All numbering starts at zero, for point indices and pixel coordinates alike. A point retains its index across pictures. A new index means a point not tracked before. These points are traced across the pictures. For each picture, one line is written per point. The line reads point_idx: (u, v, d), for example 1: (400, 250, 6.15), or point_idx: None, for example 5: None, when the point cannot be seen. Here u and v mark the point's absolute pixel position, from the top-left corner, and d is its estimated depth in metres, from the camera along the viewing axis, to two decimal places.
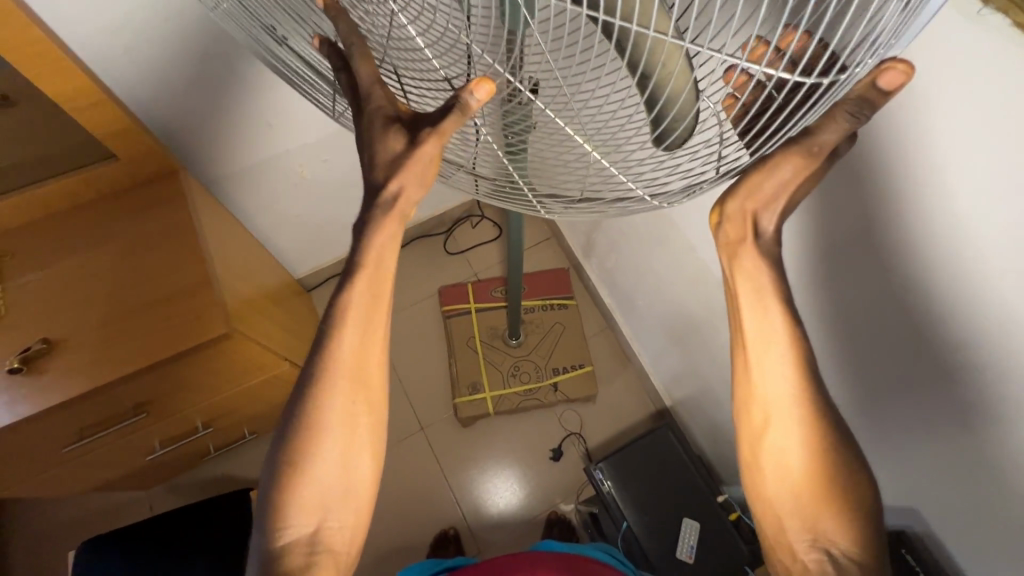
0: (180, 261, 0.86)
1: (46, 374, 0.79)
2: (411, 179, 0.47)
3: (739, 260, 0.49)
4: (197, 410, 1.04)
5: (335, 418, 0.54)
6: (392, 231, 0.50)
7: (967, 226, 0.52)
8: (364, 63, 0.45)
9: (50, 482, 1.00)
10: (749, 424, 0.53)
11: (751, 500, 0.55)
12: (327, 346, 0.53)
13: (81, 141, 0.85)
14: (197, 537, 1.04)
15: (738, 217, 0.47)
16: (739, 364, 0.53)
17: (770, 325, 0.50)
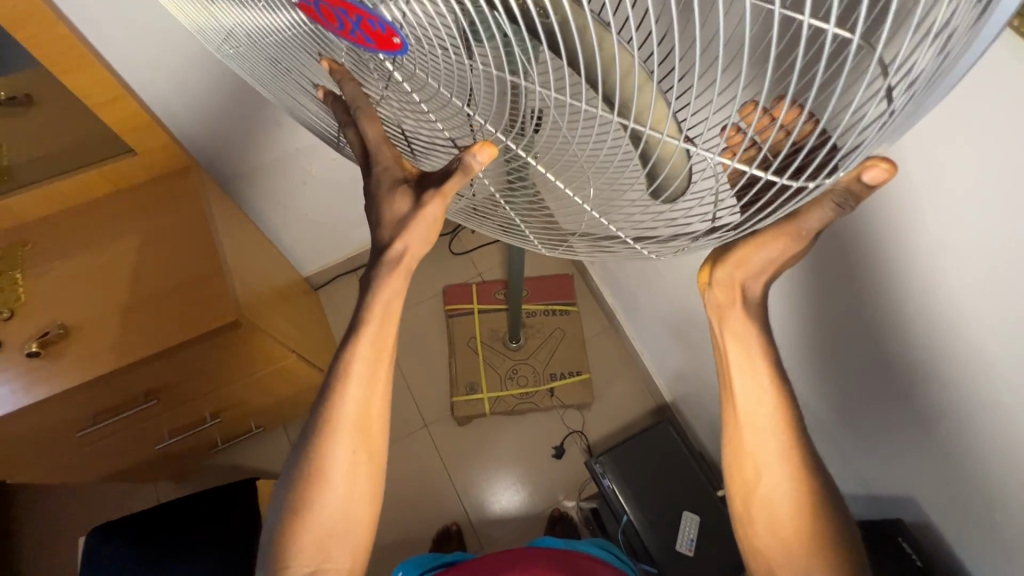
0: (192, 249, 0.90)
1: (62, 359, 0.82)
2: (413, 238, 0.51)
3: (729, 321, 0.55)
4: (206, 399, 1.06)
5: (337, 467, 0.58)
6: (399, 286, 0.55)
7: (941, 234, 0.55)
8: (369, 123, 0.49)
9: (63, 468, 1.03)
10: (742, 477, 0.58)
11: (730, 484, 0.58)
12: (327, 405, 0.57)
13: (100, 136, 0.89)
14: (202, 529, 1.05)
15: (726, 284, 0.53)
16: (728, 416, 0.59)
17: (760, 386, 0.56)
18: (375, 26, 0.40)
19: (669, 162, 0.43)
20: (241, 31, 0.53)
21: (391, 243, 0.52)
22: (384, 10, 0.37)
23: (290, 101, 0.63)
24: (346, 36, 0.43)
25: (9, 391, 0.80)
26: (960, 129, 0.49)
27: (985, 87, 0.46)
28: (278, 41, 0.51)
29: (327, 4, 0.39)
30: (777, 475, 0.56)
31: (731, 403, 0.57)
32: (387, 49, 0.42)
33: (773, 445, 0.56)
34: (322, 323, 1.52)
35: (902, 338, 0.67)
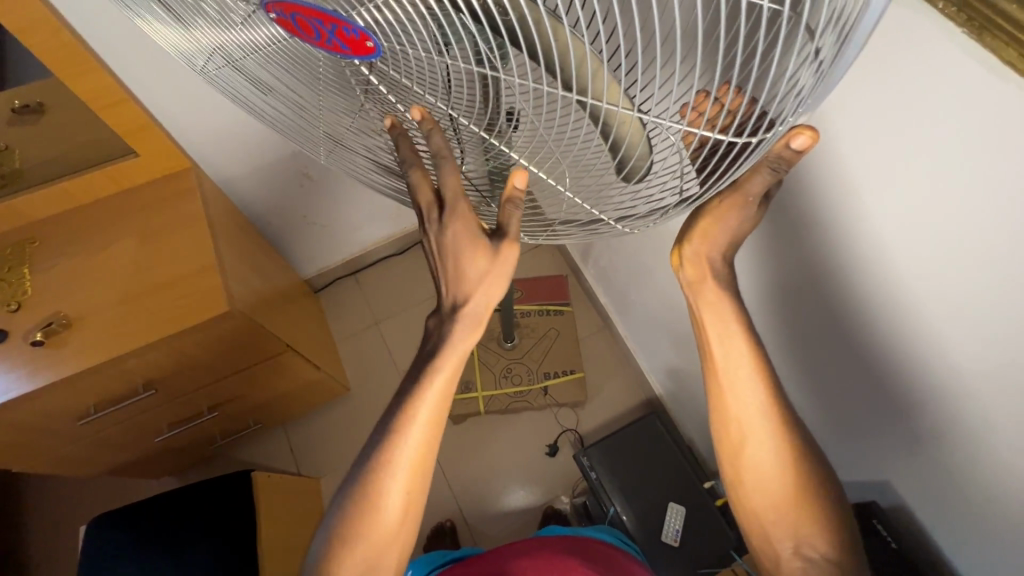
0: (191, 245, 0.94)
1: (65, 347, 0.86)
2: (489, 293, 0.54)
3: (704, 296, 0.57)
4: (203, 392, 1.10)
5: (388, 501, 0.60)
6: (475, 340, 0.58)
7: (892, 210, 0.57)
8: (451, 174, 0.50)
9: (64, 458, 1.06)
10: (727, 441, 0.59)
11: (717, 438, 0.60)
12: (386, 444, 0.59)
13: (104, 138, 0.93)
14: (201, 508, 1.07)
15: (695, 262, 0.56)
16: (713, 390, 0.59)
17: (736, 352, 0.57)
18: (349, 32, 0.39)
19: (626, 141, 0.45)
20: (233, 53, 0.52)
21: (466, 301, 0.54)
22: (356, 16, 0.37)
23: (282, 118, 0.63)
24: (322, 45, 0.42)
25: (15, 378, 0.84)
26: (903, 99, 0.51)
27: (933, 59, 0.47)
28: (282, 62, 0.51)
29: (304, 15, 0.39)
30: (758, 439, 0.58)
31: (714, 373, 0.58)
32: (364, 54, 0.42)
33: (751, 409, 0.57)
34: (320, 324, 1.56)
35: (863, 321, 0.68)
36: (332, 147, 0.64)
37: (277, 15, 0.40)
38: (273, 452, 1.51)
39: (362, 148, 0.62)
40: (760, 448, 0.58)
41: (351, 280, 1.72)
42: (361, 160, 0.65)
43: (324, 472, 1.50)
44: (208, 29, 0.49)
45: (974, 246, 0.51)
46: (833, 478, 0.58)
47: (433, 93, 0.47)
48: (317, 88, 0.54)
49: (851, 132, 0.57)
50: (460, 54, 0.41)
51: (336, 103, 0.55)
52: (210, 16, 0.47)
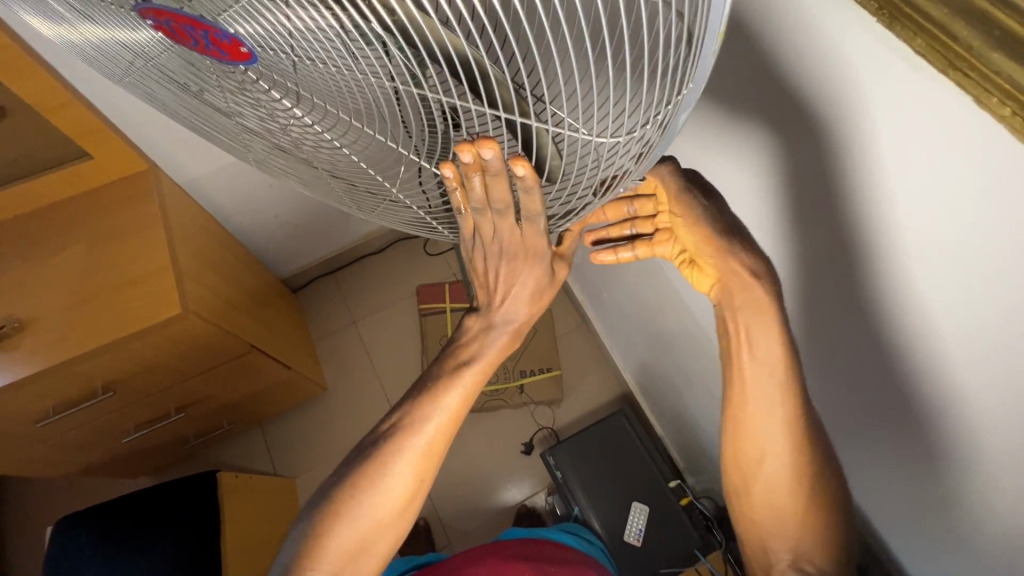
0: (145, 247, 0.93)
1: (19, 350, 0.86)
2: (532, 309, 0.57)
3: (738, 299, 0.54)
4: (168, 393, 1.10)
5: (403, 478, 0.60)
6: (512, 343, 0.60)
7: (847, 214, 0.52)
8: (533, 226, 0.47)
9: (31, 460, 1.07)
10: (745, 453, 0.57)
11: (731, 444, 0.58)
12: (411, 420, 0.60)
13: (55, 141, 0.92)
14: (163, 507, 1.08)
15: (720, 265, 0.54)
16: (732, 400, 0.56)
17: (770, 358, 0.53)
18: (220, 37, 0.38)
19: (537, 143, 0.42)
20: (131, 52, 0.49)
21: (507, 317, 0.58)
22: (223, 24, 0.36)
23: (209, 131, 0.59)
24: (206, 51, 0.42)
25: None
26: (838, 97, 0.47)
27: (856, 50, 0.44)
28: (194, 64, 0.47)
29: (177, 21, 0.38)
30: (769, 444, 0.55)
31: (736, 382, 0.55)
32: (246, 62, 0.41)
33: (766, 411, 0.54)
34: (298, 323, 1.56)
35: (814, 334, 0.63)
36: (260, 160, 0.60)
37: (154, 17, 0.39)
38: (251, 451, 1.52)
39: (288, 163, 0.58)
40: (776, 465, 0.55)
41: (329, 278, 1.73)
42: (292, 174, 0.60)
43: (300, 471, 1.51)
44: (114, 30, 0.46)
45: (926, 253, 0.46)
46: (766, 483, 0.56)
47: (313, 87, 0.43)
48: (213, 90, 0.49)
49: (796, 132, 0.53)
50: (331, 53, 0.37)
51: (252, 117, 0.50)
52: (107, 16, 0.44)
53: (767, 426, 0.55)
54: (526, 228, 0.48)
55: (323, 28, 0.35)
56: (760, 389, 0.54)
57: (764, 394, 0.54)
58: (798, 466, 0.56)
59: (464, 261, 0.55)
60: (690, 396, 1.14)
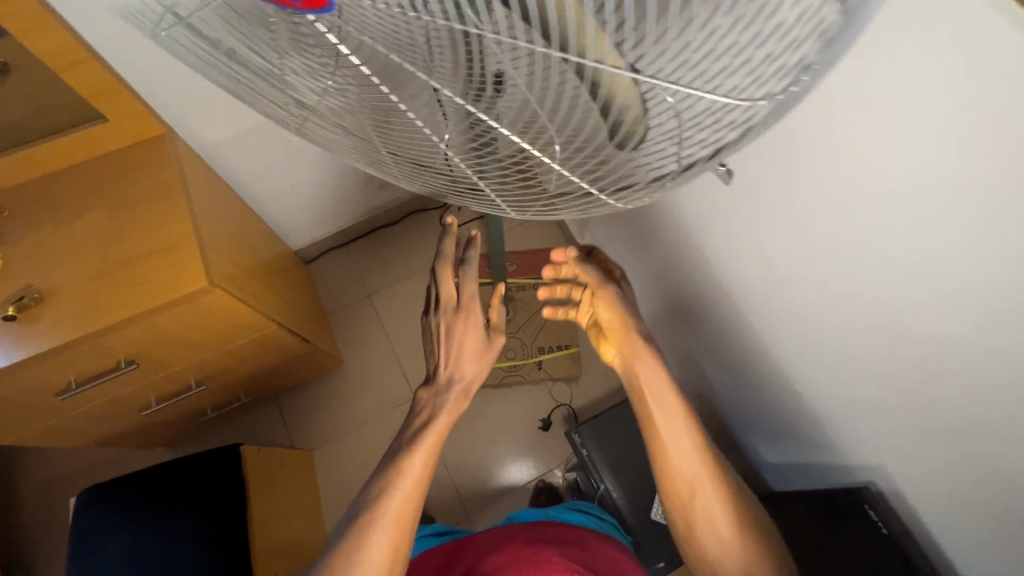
0: (166, 218, 0.89)
1: (40, 322, 0.83)
2: (478, 367, 0.78)
3: (643, 368, 0.78)
4: (191, 365, 1.08)
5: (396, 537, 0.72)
6: (460, 400, 0.79)
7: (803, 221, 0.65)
8: (471, 283, 0.73)
9: (51, 431, 1.06)
10: (680, 497, 0.76)
11: (667, 491, 0.78)
12: (386, 489, 0.74)
13: (69, 100, 0.87)
14: (185, 473, 1.07)
15: (625, 341, 0.79)
16: (661, 454, 0.77)
17: (673, 415, 0.76)
18: None
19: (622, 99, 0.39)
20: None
21: (462, 376, 0.78)
22: None
23: (249, 97, 0.55)
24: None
25: None
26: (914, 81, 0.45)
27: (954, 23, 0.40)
28: (240, 19, 0.43)
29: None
30: (696, 485, 0.75)
31: (657, 436, 0.77)
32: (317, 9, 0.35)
33: (683, 453, 0.75)
34: (311, 295, 1.54)
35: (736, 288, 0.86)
36: (303, 129, 0.56)
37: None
38: (268, 424, 1.51)
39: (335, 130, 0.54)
40: (706, 498, 0.74)
41: (342, 250, 1.70)
42: (339, 142, 0.57)
43: (318, 443, 1.51)
44: None
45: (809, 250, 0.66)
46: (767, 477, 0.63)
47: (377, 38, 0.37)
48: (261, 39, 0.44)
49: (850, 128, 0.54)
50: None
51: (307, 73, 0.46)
52: None
53: (684, 467, 0.75)
54: (468, 288, 0.74)
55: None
56: (678, 436, 0.75)
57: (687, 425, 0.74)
58: (699, 506, 0.75)
59: (429, 328, 0.77)
60: (714, 377, 1.13)
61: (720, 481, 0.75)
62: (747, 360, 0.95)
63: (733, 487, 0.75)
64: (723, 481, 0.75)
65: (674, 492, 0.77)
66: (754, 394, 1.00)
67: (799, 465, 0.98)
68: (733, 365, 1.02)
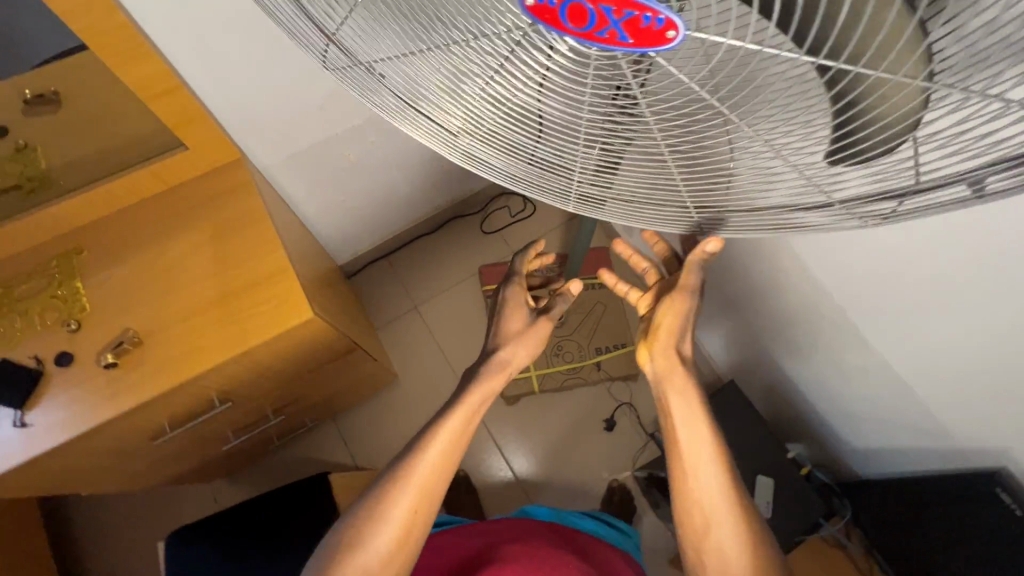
0: (256, 248, 0.85)
1: (140, 368, 0.79)
2: (518, 346, 0.78)
3: (673, 379, 0.69)
4: (271, 397, 1.04)
5: (401, 517, 0.66)
6: (499, 384, 0.75)
7: (938, 233, 0.65)
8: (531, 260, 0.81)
9: (133, 476, 1.02)
10: (694, 527, 0.65)
11: (682, 521, 0.66)
12: (408, 456, 0.68)
13: (149, 131, 0.83)
14: (285, 503, 1.06)
15: (664, 351, 0.70)
16: (681, 479, 0.66)
17: (701, 431, 0.66)
18: (650, 20, 0.30)
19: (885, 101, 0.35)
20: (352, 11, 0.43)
21: (501, 345, 0.77)
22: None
23: (414, 103, 0.50)
24: (587, 35, 0.33)
25: (92, 404, 0.77)
26: None
27: None
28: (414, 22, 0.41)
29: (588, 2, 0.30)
30: (719, 515, 0.63)
31: (680, 455, 0.66)
32: (643, 49, 0.33)
33: (710, 492, 0.63)
34: (360, 311, 1.50)
35: (844, 292, 0.85)
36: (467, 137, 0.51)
37: (532, 4, 0.31)
38: (327, 447, 1.47)
39: (506, 136, 0.49)
40: (723, 533, 0.62)
41: (384, 263, 1.66)
42: (503, 157, 0.51)
43: (380, 463, 1.47)
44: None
45: (948, 256, 0.66)
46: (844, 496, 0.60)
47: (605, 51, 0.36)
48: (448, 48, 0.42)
49: None
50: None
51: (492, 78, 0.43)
52: None
53: (704, 491, 0.64)
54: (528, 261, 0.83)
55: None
56: (707, 454, 0.65)
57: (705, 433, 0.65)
58: (716, 538, 0.63)
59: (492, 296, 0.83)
60: (793, 371, 1.14)
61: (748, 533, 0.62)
62: (841, 355, 0.96)
63: (762, 548, 0.62)
64: (751, 538, 0.62)
65: (687, 521, 0.65)
66: (847, 387, 1.00)
67: (898, 452, 0.99)
68: (824, 361, 1.02)
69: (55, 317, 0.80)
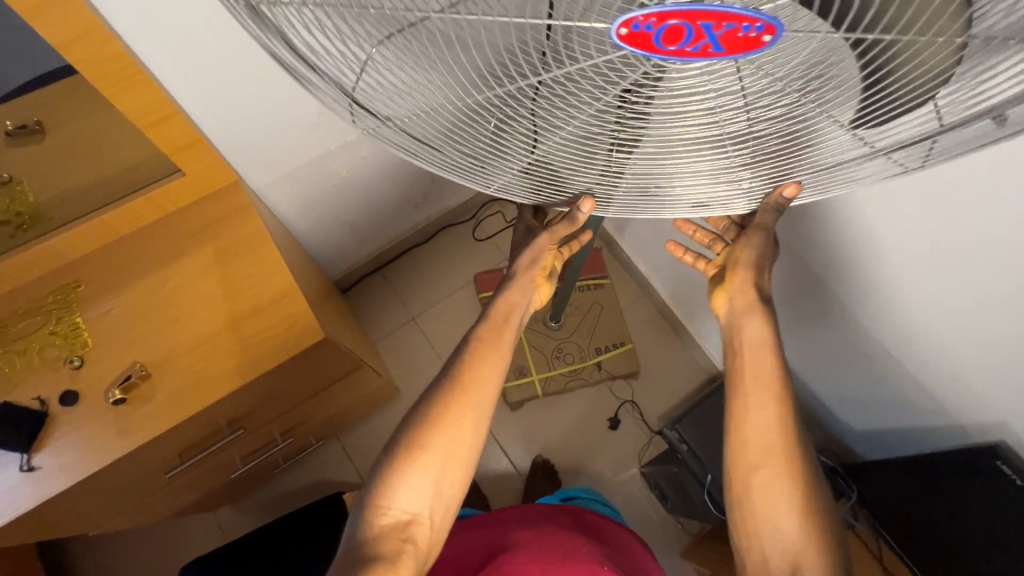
0: (262, 272, 0.83)
1: (151, 401, 0.77)
2: (527, 257, 0.77)
3: (743, 321, 0.66)
4: (279, 420, 1.03)
5: (456, 422, 0.65)
6: (516, 299, 0.76)
7: (936, 224, 0.68)
8: None
9: (139, 512, 0.99)
10: (744, 462, 0.61)
11: (730, 460, 0.62)
12: (441, 396, 0.66)
13: (144, 159, 0.81)
14: (302, 530, 1.06)
15: (741, 291, 0.68)
16: (735, 417, 0.62)
17: (763, 364, 0.63)
18: (749, 30, 0.32)
19: (913, 79, 0.36)
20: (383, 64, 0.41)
21: (515, 262, 0.78)
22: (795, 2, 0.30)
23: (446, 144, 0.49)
24: (679, 53, 0.35)
25: (103, 442, 0.75)
26: None
27: None
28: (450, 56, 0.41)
29: (687, 22, 0.31)
30: (775, 458, 0.59)
31: (739, 390, 0.63)
32: (734, 56, 0.35)
33: (765, 423, 0.60)
34: (358, 326, 1.48)
35: (840, 284, 0.88)
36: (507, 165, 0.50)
37: (626, 32, 0.33)
38: (331, 466, 1.45)
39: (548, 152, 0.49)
40: (775, 475, 0.59)
41: (377, 276, 1.65)
42: (545, 173, 0.52)
43: None
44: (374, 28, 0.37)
45: (946, 245, 0.69)
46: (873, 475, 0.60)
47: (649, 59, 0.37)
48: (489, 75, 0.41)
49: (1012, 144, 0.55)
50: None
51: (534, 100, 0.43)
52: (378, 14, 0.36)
53: (756, 432, 0.60)
54: None
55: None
56: (767, 391, 0.62)
57: (763, 365, 0.63)
58: (759, 484, 0.59)
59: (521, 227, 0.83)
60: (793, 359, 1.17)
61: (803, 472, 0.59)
62: (839, 343, 0.99)
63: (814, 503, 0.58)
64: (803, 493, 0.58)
65: (737, 459, 0.61)
66: (847, 373, 1.04)
67: (899, 432, 1.03)
68: (823, 349, 1.04)
69: (55, 355, 0.78)
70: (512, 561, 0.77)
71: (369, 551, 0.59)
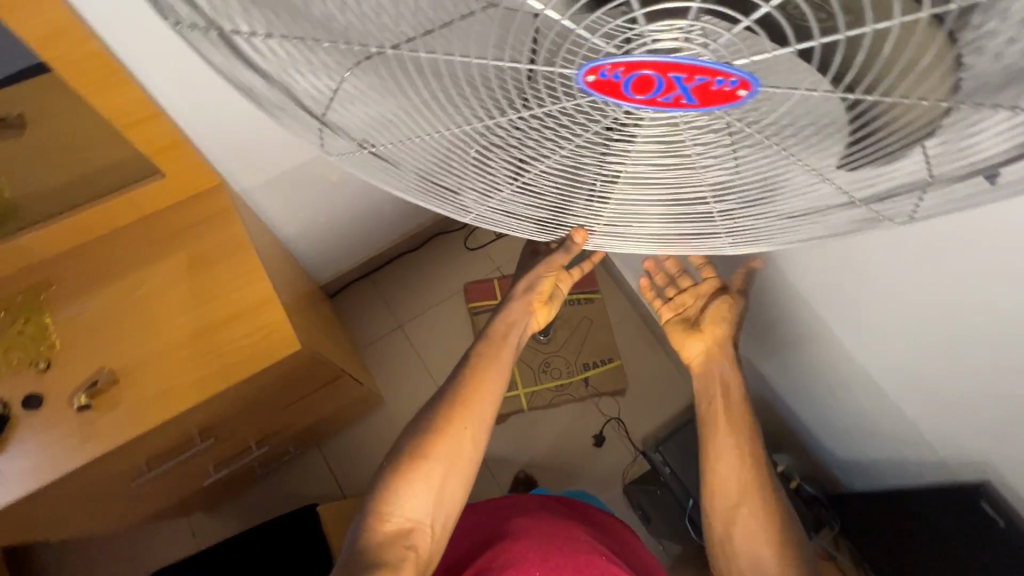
0: (239, 279, 0.81)
1: (116, 408, 0.75)
2: (531, 278, 0.73)
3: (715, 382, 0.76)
4: (255, 428, 1.00)
5: (457, 434, 0.66)
6: (518, 320, 0.74)
7: (926, 263, 0.66)
8: None
9: (104, 518, 0.96)
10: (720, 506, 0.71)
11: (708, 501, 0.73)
12: (436, 420, 0.66)
13: (123, 159, 0.79)
14: (277, 551, 1.01)
15: (715, 343, 0.76)
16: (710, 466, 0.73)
17: (735, 421, 0.73)
18: (723, 84, 0.31)
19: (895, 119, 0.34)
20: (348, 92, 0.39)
21: (520, 281, 0.75)
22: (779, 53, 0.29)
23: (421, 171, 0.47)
24: (651, 102, 0.34)
25: (64, 448, 0.73)
26: None
27: None
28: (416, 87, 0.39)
29: (657, 72, 0.30)
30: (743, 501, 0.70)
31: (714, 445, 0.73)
32: (707, 108, 0.34)
33: (734, 468, 0.71)
34: (344, 332, 1.46)
35: (828, 315, 0.86)
36: (485, 195, 0.49)
37: (593, 79, 0.32)
38: (310, 473, 1.43)
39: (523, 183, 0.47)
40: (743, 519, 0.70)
41: (367, 281, 1.63)
42: (522, 202, 0.50)
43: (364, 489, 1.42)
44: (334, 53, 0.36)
45: (933, 285, 0.67)
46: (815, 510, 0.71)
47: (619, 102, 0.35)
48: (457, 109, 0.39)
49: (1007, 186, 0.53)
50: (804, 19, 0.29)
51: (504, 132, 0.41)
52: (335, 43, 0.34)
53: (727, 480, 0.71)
54: None
55: (703, 54, 0.31)
56: (740, 444, 0.72)
57: (736, 422, 0.73)
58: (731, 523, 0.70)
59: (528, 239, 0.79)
60: (780, 385, 1.15)
61: (766, 511, 0.69)
62: (826, 372, 0.98)
63: None
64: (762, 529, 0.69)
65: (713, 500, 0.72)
66: (833, 403, 1.02)
67: (884, 465, 1.01)
68: (811, 377, 1.03)
69: (21, 357, 0.76)
70: (509, 549, 0.75)
71: (374, 556, 0.58)
